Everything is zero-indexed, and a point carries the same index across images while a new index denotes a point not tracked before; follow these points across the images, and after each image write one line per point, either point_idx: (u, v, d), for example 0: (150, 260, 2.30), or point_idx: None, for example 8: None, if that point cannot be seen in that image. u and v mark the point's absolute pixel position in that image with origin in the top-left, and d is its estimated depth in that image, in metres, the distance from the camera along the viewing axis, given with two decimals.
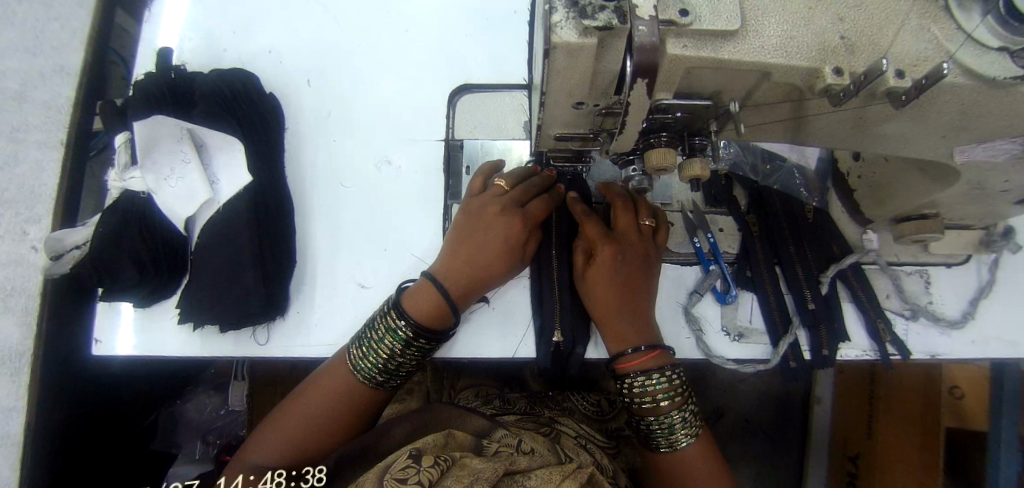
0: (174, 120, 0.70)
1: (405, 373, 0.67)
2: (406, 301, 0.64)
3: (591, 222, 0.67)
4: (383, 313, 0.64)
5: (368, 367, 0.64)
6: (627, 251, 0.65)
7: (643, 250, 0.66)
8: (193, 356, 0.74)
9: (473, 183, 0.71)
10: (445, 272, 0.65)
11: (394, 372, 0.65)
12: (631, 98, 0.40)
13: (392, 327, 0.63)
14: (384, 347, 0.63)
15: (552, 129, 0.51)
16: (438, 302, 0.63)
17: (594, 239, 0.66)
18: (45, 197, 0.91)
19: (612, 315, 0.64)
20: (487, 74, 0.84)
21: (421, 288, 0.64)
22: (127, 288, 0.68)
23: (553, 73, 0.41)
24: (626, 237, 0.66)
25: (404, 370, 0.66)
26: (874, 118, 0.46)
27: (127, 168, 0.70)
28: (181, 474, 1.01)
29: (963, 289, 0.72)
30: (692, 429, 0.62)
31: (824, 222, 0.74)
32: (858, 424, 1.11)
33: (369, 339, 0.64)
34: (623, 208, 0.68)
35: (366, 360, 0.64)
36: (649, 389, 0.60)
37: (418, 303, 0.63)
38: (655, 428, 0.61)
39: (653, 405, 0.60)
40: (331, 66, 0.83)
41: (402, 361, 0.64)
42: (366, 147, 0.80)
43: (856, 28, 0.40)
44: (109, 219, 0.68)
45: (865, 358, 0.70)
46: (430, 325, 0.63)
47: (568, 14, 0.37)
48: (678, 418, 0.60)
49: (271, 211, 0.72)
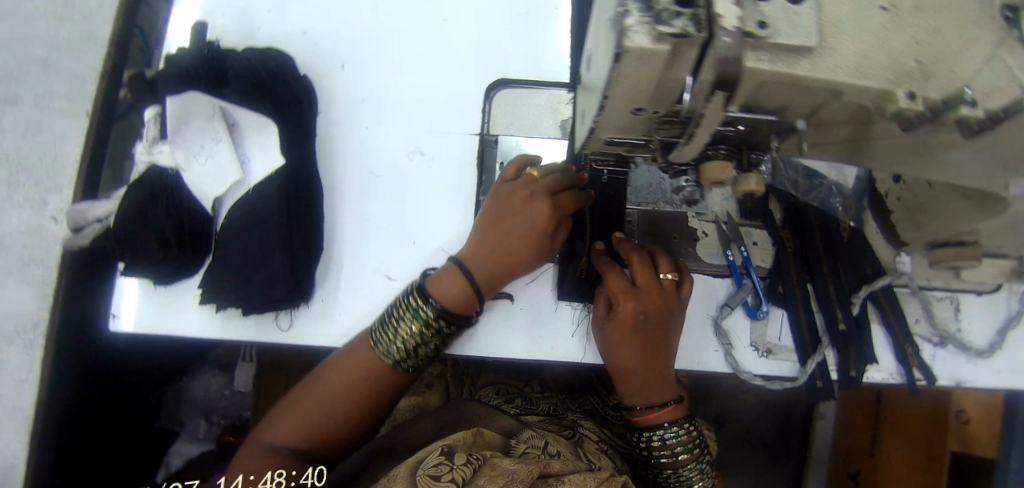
0: (207, 99, 0.70)
1: (427, 359, 0.66)
2: (430, 284, 0.64)
3: (616, 275, 0.66)
4: (405, 294, 0.65)
5: (389, 349, 0.63)
6: (649, 310, 0.64)
7: (665, 306, 0.65)
8: (213, 338, 0.73)
9: (506, 171, 0.70)
10: (473, 261, 0.65)
11: (419, 356, 0.65)
12: (707, 114, 0.40)
13: (414, 308, 0.63)
14: (403, 328, 0.63)
15: (606, 134, 0.50)
16: (466, 289, 0.63)
17: (617, 291, 0.65)
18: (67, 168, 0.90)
19: (630, 371, 0.66)
20: (524, 70, 0.82)
21: (447, 273, 0.65)
22: (154, 264, 0.69)
23: (619, 78, 0.40)
24: (648, 293, 0.65)
25: (425, 354, 0.65)
26: (939, 145, 0.44)
27: (155, 143, 0.70)
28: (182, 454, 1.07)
29: (992, 318, 0.71)
30: (709, 480, 0.68)
31: (859, 243, 0.73)
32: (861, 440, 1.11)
33: (390, 320, 0.64)
34: (641, 263, 0.66)
35: (385, 340, 0.64)
36: (668, 443, 0.66)
37: (442, 285, 0.63)
38: (673, 479, 0.67)
39: (671, 459, 0.66)
40: (367, 52, 0.82)
41: (422, 345, 0.64)
42: (401, 139, 0.79)
43: (933, 52, 0.39)
44: (136, 191, 0.68)
45: (890, 381, 0.70)
46: (455, 313, 0.63)
47: (641, 19, 0.37)
48: (695, 470, 0.66)
49: (302, 197, 0.72)
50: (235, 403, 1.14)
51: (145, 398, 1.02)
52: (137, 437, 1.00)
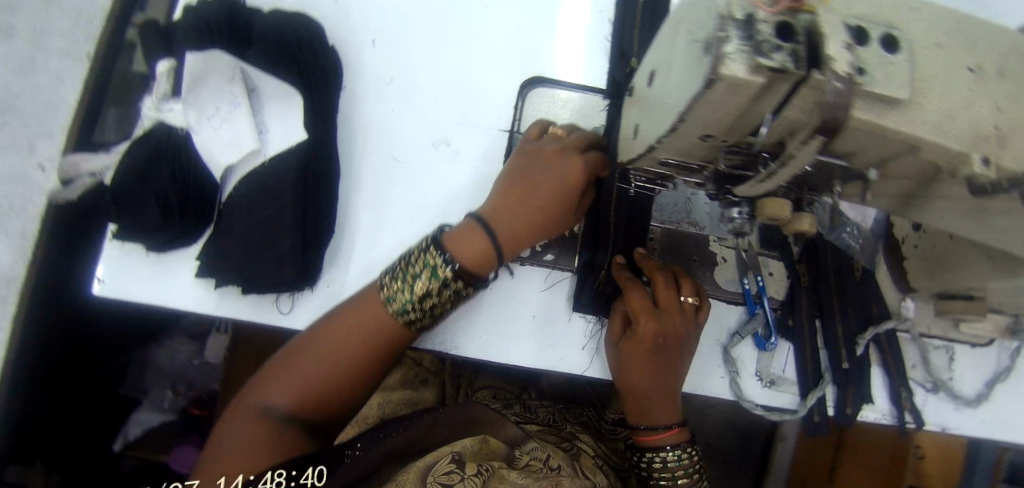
0: (228, 59, 0.65)
1: (438, 316, 0.66)
2: (449, 239, 0.63)
3: (639, 293, 0.65)
4: (421, 249, 0.63)
5: (401, 304, 0.63)
6: (668, 332, 0.64)
7: (684, 331, 0.65)
8: (205, 314, 0.69)
9: (530, 130, 0.72)
10: (495, 215, 0.65)
11: (431, 314, 0.64)
12: (798, 155, 0.40)
13: (431, 265, 0.62)
14: (419, 284, 0.62)
15: (662, 153, 0.49)
16: (486, 246, 0.63)
17: (639, 310, 0.64)
18: (61, 111, 0.89)
19: (640, 391, 0.66)
20: (561, 70, 0.80)
21: (468, 230, 0.64)
22: (150, 229, 0.64)
23: (700, 104, 0.39)
24: (669, 315, 0.65)
25: (438, 311, 0.65)
26: (994, 210, 0.44)
27: (166, 98, 0.65)
28: (142, 422, 1.12)
29: (981, 370, 0.74)
30: None
31: (869, 284, 0.74)
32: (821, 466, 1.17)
33: (405, 275, 0.63)
34: (666, 284, 0.66)
35: (399, 296, 0.63)
36: (670, 467, 0.66)
37: (463, 243, 0.62)
38: None
39: (671, 481, 0.67)
40: (400, 30, 0.78)
41: (437, 300, 0.63)
42: (428, 125, 0.76)
43: (1010, 121, 0.39)
44: (139, 149, 0.64)
45: (883, 421, 0.72)
46: (473, 269, 0.62)
47: (740, 47, 0.35)
48: None
49: (320, 175, 0.68)
50: (200, 373, 1.19)
51: (109, 363, 1.07)
52: (97, 398, 1.06)
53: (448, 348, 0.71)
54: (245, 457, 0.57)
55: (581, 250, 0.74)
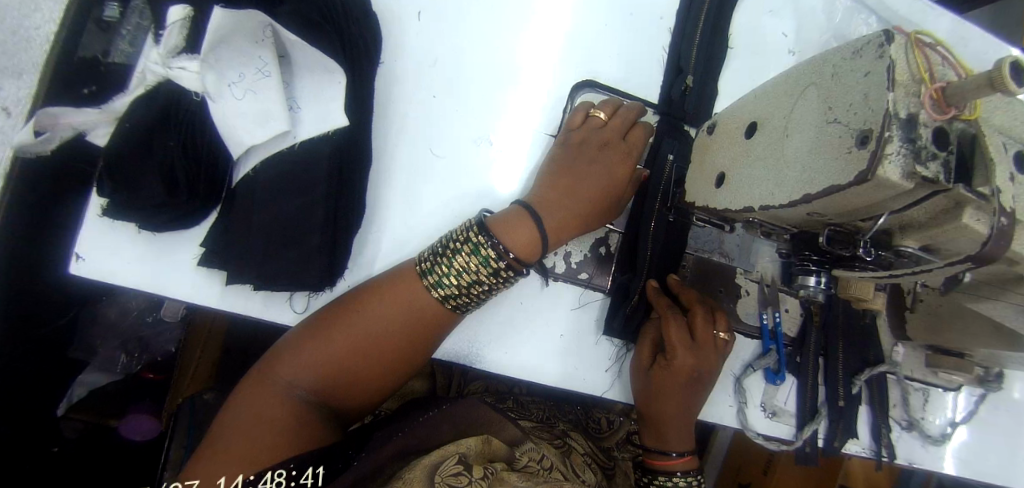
0: (263, 18, 0.53)
1: (483, 299, 0.62)
2: (494, 225, 0.60)
3: (676, 324, 0.66)
4: (464, 229, 0.60)
5: (444, 285, 0.59)
6: (699, 364, 0.65)
7: (714, 365, 0.67)
8: (209, 306, 0.62)
9: (573, 117, 0.69)
10: (543, 202, 0.62)
11: (471, 295, 0.60)
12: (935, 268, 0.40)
13: (476, 246, 0.58)
14: (459, 260, 0.59)
15: (755, 215, 0.48)
16: (534, 234, 0.60)
17: (675, 340, 0.65)
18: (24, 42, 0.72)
19: (665, 420, 0.67)
20: (615, 78, 0.75)
21: (515, 217, 0.61)
22: (148, 208, 0.55)
23: (833, 193, 0.38)
24: (703, 348, 0.66)
25: (483, 295, 0.61)
26: None
27: (177, 53, 0.54)
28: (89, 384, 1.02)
29: (947, 412, 0.83)
30: None
31: (871, 329, 0.79)
32: (758, 459, 1.30)
33: (445, 252, 0.60)
34: (704, 317, 0.66)
35: (436, 272, 0.59)
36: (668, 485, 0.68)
37: (512, 233, 0.59)
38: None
39: None
40: (449, 6, 0.70)
41: (483, 288, 0.60)
42: (469, 118, 0.69)
43: None
44: (138, 111, 0.54)
45: (862, 453, 0.79)
46: (522, 255, 0.59)
47: (900, 149, 0.34)
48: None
49: (354, 166, 0.61)
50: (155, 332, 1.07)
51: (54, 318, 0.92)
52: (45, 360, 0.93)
53: (471, 361, 0.68)
54: (254, 433, 0.53)
55: (615, 272, 0.72)
